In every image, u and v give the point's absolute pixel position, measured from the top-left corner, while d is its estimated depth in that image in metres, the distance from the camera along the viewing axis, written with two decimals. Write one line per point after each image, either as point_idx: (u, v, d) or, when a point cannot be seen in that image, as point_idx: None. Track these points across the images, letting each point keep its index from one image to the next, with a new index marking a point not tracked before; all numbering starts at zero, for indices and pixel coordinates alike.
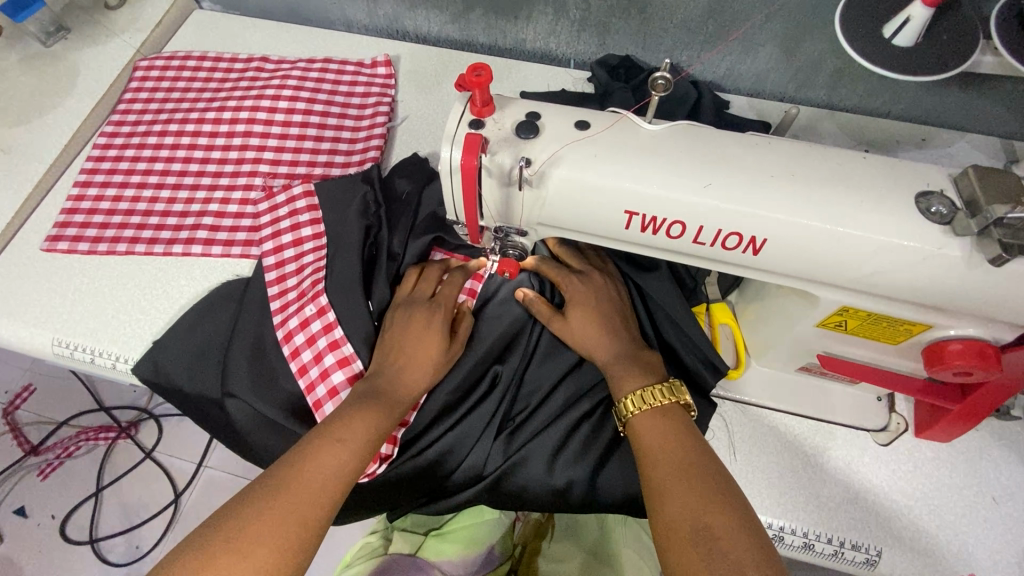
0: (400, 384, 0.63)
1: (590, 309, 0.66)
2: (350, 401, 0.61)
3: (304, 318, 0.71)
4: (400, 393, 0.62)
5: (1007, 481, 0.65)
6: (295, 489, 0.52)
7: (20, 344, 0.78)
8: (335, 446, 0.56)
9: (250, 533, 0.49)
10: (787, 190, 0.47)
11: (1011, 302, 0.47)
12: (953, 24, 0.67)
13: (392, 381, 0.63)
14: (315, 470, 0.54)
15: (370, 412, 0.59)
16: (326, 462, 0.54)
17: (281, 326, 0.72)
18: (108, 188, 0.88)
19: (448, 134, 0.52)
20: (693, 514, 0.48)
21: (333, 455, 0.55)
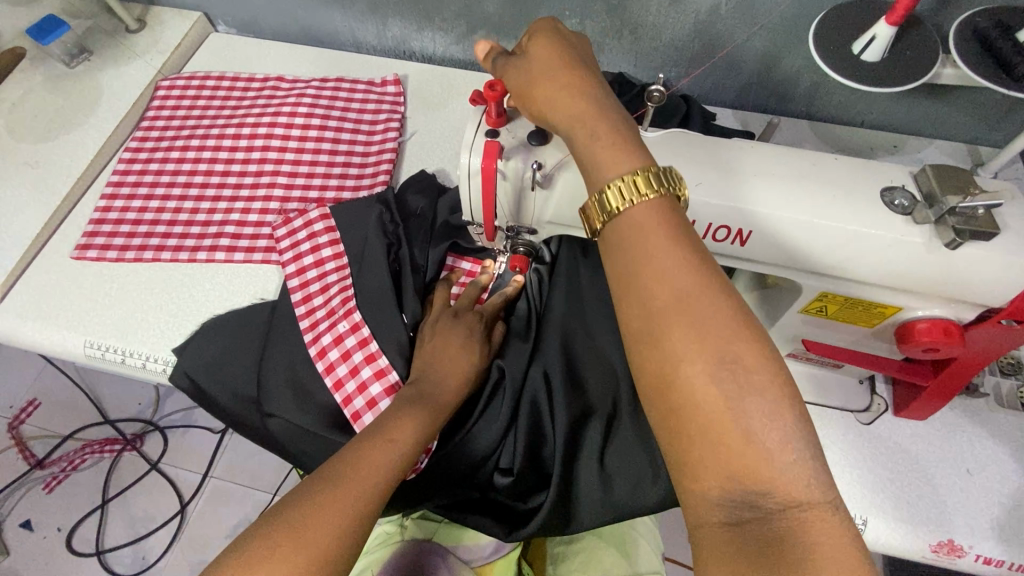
0: (443, 393, 0.67)
1: None
2: (399, 404, 0.64)
3: (338, 334, 0.76)
4: (442, 400, 0.66)
5: (980, 454, 0.71)
6: (353, 484, 0.54)
7: (52, 346, 0.82)
8: (385, 446, 0.59)
9: (303, 529, 0.49)
10: (768, 187, 0.54)
11: (968, 282, 0.53)
12: (915, 40, 0.74)
13: (434, 390, 0.67)
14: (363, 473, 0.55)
15: (415, 416, 0.63)
16: (378, 461, 0.57)
17: (313, 342, 0.77)
18: (134, 200, 0.93)
19: (466, 143, 0.58)
20: (707, 354, 0.39)
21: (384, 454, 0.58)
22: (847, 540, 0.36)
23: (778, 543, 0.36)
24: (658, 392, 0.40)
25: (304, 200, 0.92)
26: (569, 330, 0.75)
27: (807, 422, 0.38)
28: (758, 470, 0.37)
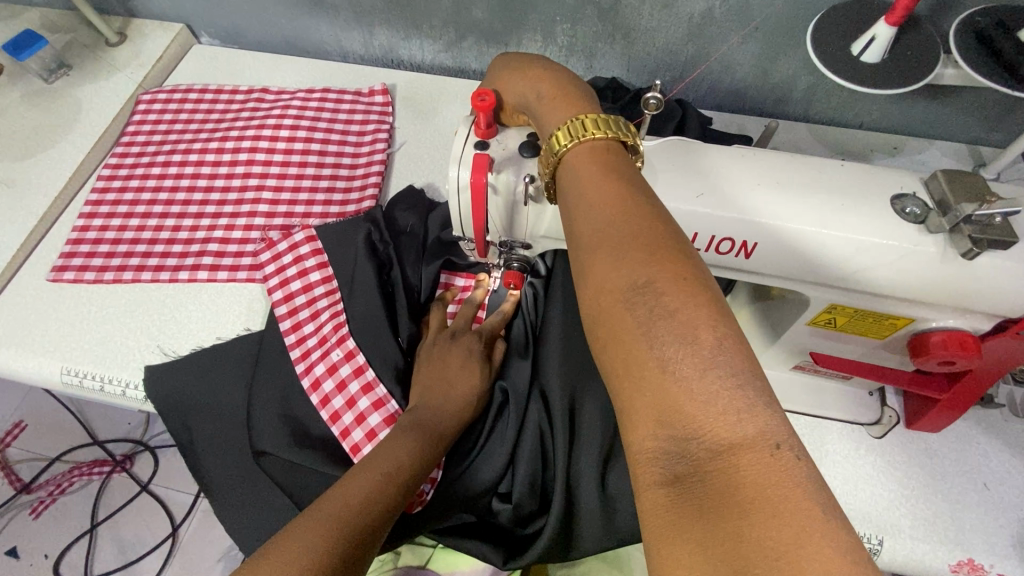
0: (443, 417, 0.64)
1: None
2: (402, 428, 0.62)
3: (332, 363, 0.73)
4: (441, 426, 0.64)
5: (996, 467, 0.69)
6: (348, 495, 0.51)
7: (27, 373, 0.79)
8: (381, 461, 0.57)
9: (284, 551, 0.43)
10: (773, 196, 0.51)
11: (984, 292, 0.50)
12: (916, 40, 0.72)
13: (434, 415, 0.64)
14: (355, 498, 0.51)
15: (413, 438, 0.60)
16: (373, 476, 0.54)
17: (307, 373, 0.74)
18: (113, 218, 0.90)
19: (455, 156, 0.55)
20: (619, 284, 0.36)
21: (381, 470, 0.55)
22: (804, 496, 0.28)
23: (723, 497, 0.29)
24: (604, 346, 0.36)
25: (289, 216, 0.89)
26: (568, 347, 0.72)
27: (745, 357, 0.32)
28: (683, 408, 0.31)
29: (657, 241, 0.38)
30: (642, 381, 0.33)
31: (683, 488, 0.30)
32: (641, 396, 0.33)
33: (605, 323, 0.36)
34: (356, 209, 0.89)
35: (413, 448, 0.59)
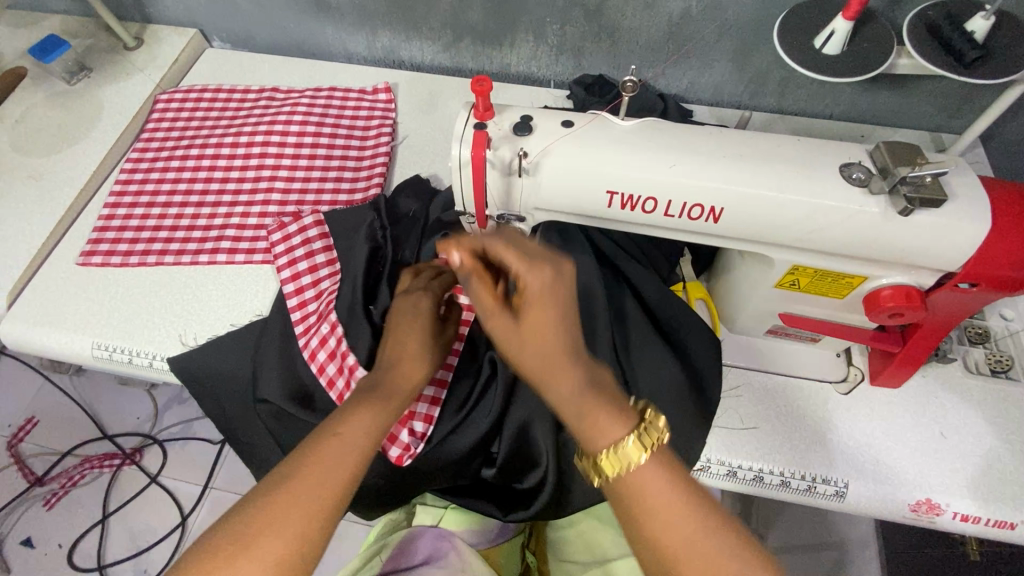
0: (398, 378, 0.62)
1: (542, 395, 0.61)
2: (353, 395, 0.60)
3: (322, 337, 0.78)
4: (395, 388, 0.62)
5: (952, 418, 0.75)
6: (299, 491, 0.51)
7: (59, 349, 0.85)
8: (332, 443, 0.54)
9: (261, 523, 0.49)
10: (737, 166, 0.58)
11: (925, 248, 0.57)
12: (871, 33, 0.79)
13: (384, 376, 0.62)
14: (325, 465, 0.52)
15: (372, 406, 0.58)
16: (329, 464, 0.53)
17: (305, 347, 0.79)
18: (136, 207, 0.97)
19: (456, 135, 0.62)
20: (563, 366, 0.52)
21: (337, 451, 0.54)
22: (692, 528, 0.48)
23: (636, 509, 0.50)
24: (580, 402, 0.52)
25: (300, 203, 0.96)
26: None
27: (650, 422, 0.51)
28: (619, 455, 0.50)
29: (599, 369, 0.55)
30: (619, 480, 0.50)
31: (641, 519, 0.49)
32: (611, 484, 0.51)
33: (582, 434, 0.52)
34: (362, 198, 0.96)
35: (371, 423, 0.57)
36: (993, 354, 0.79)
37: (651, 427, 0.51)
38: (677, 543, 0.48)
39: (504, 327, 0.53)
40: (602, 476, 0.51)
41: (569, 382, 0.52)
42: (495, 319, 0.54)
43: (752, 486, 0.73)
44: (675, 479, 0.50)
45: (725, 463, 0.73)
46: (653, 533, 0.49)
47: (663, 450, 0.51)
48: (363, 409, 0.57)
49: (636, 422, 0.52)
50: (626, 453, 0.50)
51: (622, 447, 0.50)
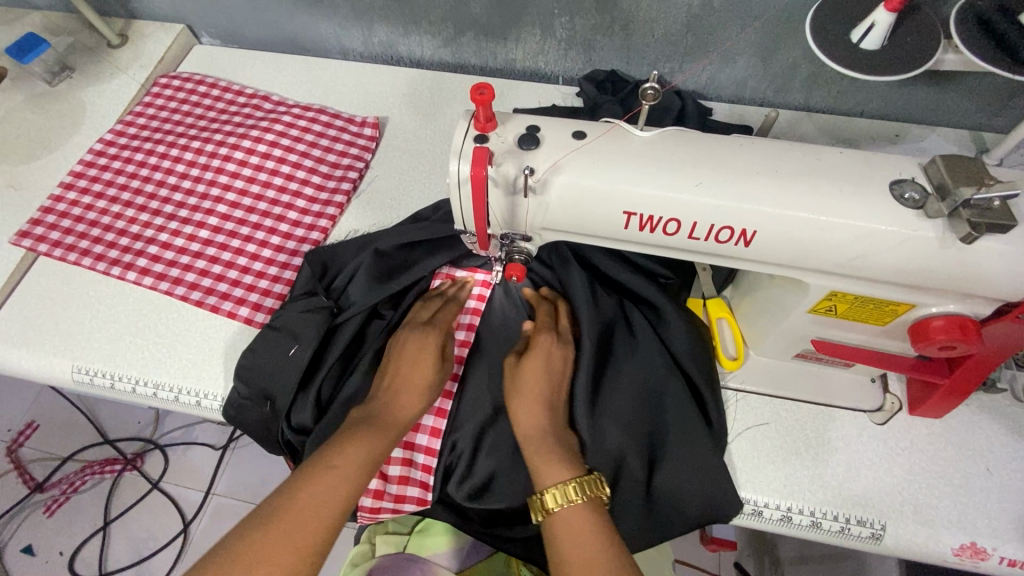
0: (392, 408, 0.66)
1: (541, 358, 0.67)
2: (348, 426, 0.64)
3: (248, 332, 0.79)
4: (389, 417, 0.65)
5: (999, 452, 0.69)
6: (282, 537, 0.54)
7: (38, 372, 0.80)
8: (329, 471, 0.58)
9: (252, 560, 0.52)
10: (772, 183, 0.51)
11: (987, 277, 0.50)
12: (913, 25, 0.72)
13: (381, 408, 0.66)
14: (311, 495, 0.57)
15: (360, 436, 0.62)
16: (323, 488, 0.57)
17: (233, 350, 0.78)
18: (104, 219, 0.90)
19: (455, 149, 0.56)
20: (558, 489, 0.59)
21: (328, 484, 0.58)
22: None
23: None
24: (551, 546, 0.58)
25: (256, 241, 0.88)
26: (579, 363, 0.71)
27: None
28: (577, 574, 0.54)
29: (569, 437, 0.65)
30: (554, 522, 0.58)
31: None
32: (550, 524, 0.59)
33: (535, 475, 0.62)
34: (342, 207, 0.91)
35: (365, 450, 0.61)
36: None
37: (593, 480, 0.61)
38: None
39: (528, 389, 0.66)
40: (545, 511, 0.59)
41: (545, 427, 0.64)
42: (535, 358, 0.67)
43: (779, 527, 0.68)
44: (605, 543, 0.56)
45: (749, 502, 0.67)
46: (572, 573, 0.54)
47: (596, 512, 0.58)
48: (364, 442, 0.62)
49: (577, 474, 0.61)
50: (568, 493, 0.59)
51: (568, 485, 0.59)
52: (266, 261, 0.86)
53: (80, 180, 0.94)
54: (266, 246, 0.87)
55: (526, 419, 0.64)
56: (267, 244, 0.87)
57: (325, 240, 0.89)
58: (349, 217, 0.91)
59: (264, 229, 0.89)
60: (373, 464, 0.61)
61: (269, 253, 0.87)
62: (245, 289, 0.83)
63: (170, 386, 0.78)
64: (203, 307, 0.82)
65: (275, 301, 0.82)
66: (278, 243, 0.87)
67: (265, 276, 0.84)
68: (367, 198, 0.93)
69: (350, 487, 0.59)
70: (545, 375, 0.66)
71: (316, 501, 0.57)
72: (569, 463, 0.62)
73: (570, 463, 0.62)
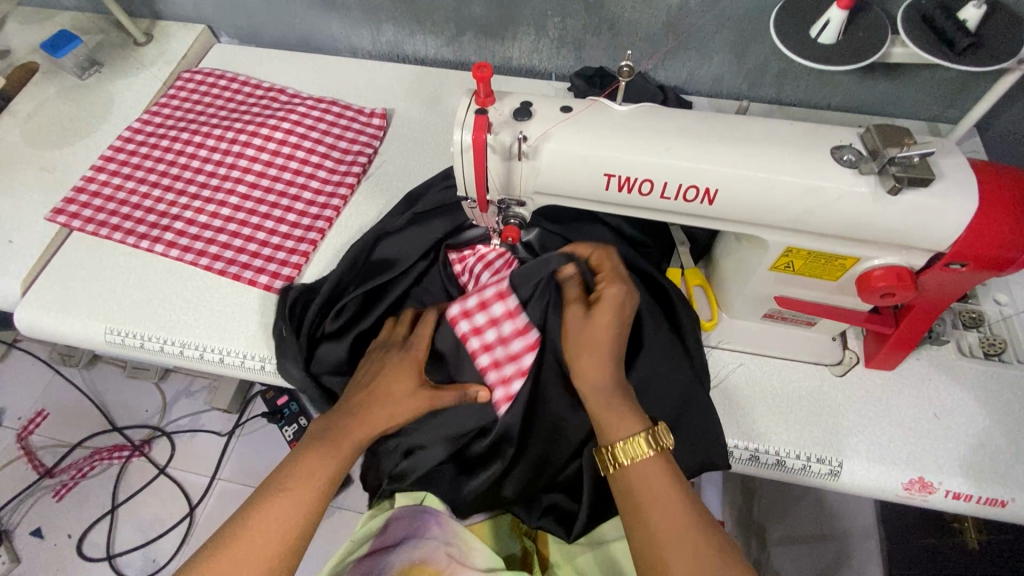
0: (351, 421, 0.69)
1: (605, 321, 0.67)
2: (303, 443, 0.69)
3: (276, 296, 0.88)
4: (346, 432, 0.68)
5: (946, 399, 0.77)
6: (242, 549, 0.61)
7: (73, 334, 0.87)
8: (283, 489, 0.64)
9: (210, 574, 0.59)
10: (731, 148, 0.60)
11: (916, 228, 0.58)
12: (864, 22, 0.81)
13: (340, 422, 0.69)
14: (267, 516, 0.63)
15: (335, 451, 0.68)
16: (272, 514, 0.63)
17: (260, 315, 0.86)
18: (133, 198, 0.98)
19: (458, 120, 0.64)
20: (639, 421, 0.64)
21: (281, 505, 0.63)
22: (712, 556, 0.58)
23: None
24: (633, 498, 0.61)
25: (274, 218, 0.96)
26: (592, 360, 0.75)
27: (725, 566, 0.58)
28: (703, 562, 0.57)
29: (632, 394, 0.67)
30: (628, 470, 0.62)
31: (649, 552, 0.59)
32: (620, 472, 0.63)
33: (606, 418, 0.64)
34: (352, 189, 0.99)
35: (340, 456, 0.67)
36: (986, 338, 0.80)
37: (658, 433, 0.63)
38: (663, 526, 0.59)
39: (602, 317, 0.66)
40: (617, 464, 0.63)
41: (606, 381, 0.65)
42: (593, 321, 0.66)
43: (749, 466, 0.75)
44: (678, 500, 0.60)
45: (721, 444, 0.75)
46: (652, 504, 0.60)
47: (665, 456, 0.63)
48: (313, 465, 0.66)
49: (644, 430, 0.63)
50: (634, 448, 0.62)
51: (636, 439, 0.62)
52: (284, 235, 0.94)
53: (110, 163, 1.02)
54: (284, 222, 0.95)
55: (598, 383, 0.65)
56: (284, 220, 0.95)
57: (337, 218, 0.97)
58: (359, 198, 0.99)
59: (281, 207, 0.97)
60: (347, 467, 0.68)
61: (286, 228, 0.94)
62: (264, 260, 0.91)
63: (196, 345, 0.85)
64: (225, 275, 0.90)
65: (292, 271, 0.89)
66: (294, 220, 0.95)
67: (282, 249, 0.92)
68: (375, 180, 1.01)
69: (302, 504, 0.64)
70: (607, 338, 0.66)
71: (297, 499, 0.64)
72: (634, 416, 0.64)
73: (635, 417, 0.64)
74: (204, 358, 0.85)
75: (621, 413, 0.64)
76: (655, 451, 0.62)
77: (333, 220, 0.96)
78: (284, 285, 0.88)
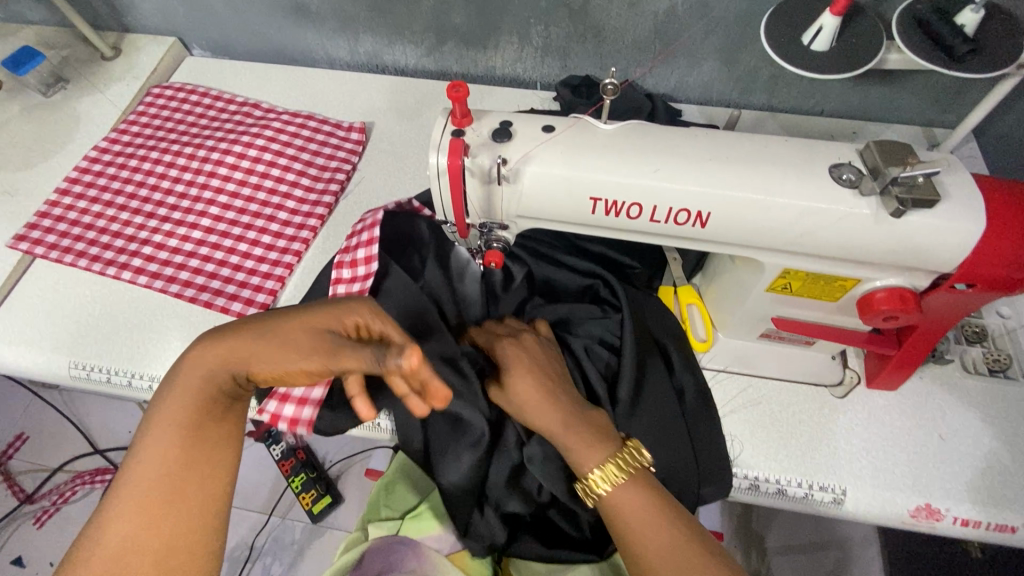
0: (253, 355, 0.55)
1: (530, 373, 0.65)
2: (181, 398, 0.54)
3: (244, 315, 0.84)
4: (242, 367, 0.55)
5: (951, 420, 0.74)
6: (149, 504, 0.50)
7: (37, 369, 0.83)
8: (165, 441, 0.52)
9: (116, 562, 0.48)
10: (723, 168, 0.56)
11: (921, 250, 0.55)
12: (857, 26, 0.78)
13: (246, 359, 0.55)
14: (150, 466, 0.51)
15: (204, 362, 0.55)
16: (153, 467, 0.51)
17: None
18: (99, 222, 0.94)
19: (434, 142, 0.60)
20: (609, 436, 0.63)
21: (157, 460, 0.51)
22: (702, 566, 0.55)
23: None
24: (611, 518, 0.59)
25: (247, 241, 0.91)
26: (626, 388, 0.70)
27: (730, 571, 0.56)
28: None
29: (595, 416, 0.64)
30: (607, 499, 0.59)
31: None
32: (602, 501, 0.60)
33: (572, 453, 0.61)
34: (330, 208, 0.95)
35: (209, 378, 0.55)
36: (991, 353, 0.78)
37: (628, 454, 0.61)
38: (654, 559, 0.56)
39: (520, 366, 0.65)
40: (595, 496, 0.60)
41: (555, 414, 0.62)
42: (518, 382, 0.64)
43: (749, 495, 0.72)
44: (669, 519, 0.58)
45: None
46: (641, 532, 0.57)
47: (644, 474, 0.60)
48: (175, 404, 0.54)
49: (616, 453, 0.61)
50: (609, 476, 0.59)
51: (608, 469, 0.59)
52: (258, 259, 0.90)
53: (75, 185, 0.98)
54: (258, 245, 0.91)
55: (547, 415, 0.63)
56: (259, 243, 0.91)
57: (314, 239, 0.93)
58: (338, 217, 0.95)
59: (255, 229, 0.93)
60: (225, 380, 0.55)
61: (261, 251, 0.90)
62: (238, 285, 0.87)
63: None
64: (196, 303, 0.85)
65: (266, 298, 0.85)
66: (269, 242, 0.91)
67: (256, 274, 0.88)
68: (354, 199, 0.97)
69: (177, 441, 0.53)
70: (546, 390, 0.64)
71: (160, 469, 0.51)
72: (601, 444, 0.61)
73: (601, 445, 0.61)
74: None
75: (597, 448, 0.61)
76: (627, 477, 0.59)
77: (310, 241, 0.92)
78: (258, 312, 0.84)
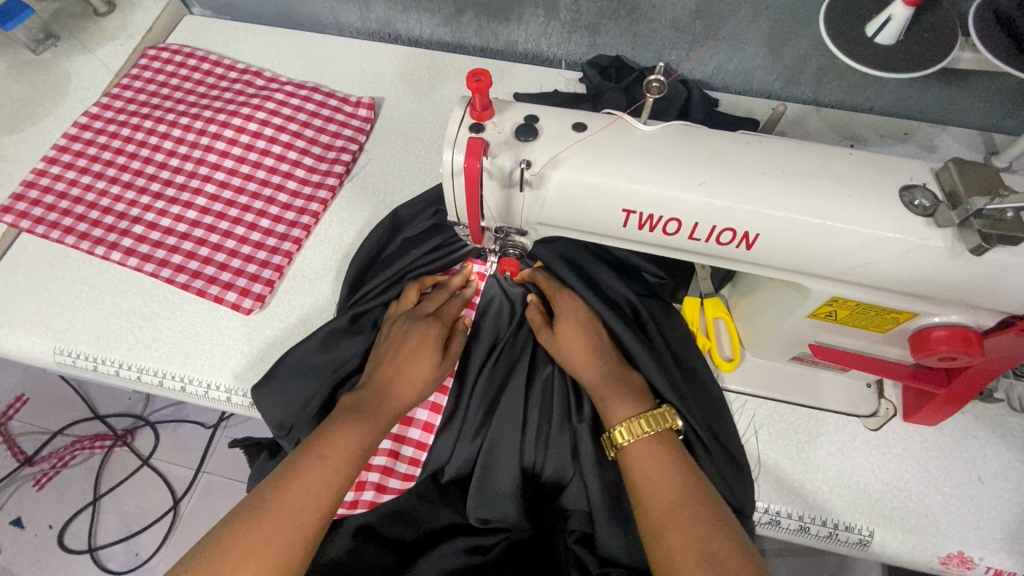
0: (388, 395, 0.63)
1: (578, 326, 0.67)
2: (340, 412, 0.61)
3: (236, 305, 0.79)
4: (385, 404, 0.63)
5: (992, 461, 0.68)
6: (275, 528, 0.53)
7: (19, 352, 0.79)
8: (319, 467, 0.56)
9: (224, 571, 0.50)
10: (777, 185, 0.49)
11: (995, 290, 0.49)
12: (930, 19, 0.69)
13: (374, 397, 0.63)
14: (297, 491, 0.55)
15: (351, 427, 0.59)
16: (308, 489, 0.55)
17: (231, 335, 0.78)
18: (88, 196, 0.88)
19: (449, 138, 0.53)
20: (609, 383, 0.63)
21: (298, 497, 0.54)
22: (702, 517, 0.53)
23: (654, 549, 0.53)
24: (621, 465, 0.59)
25: (243, 224, 0.85)
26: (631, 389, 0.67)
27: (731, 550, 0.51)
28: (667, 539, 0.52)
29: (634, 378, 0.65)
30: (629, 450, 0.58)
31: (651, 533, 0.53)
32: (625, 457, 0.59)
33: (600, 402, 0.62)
34: (334, 191, 0.88)
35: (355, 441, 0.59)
36: None
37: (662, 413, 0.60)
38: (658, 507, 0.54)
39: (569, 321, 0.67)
40: (617, 446, 0.59)
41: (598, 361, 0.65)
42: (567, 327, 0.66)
43: (768, 529, 0.67)
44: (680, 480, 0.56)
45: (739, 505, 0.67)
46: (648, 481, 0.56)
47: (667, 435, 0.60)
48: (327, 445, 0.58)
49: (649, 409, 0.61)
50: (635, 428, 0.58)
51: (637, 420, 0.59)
52: (255, 245, 0.83)
53: (64, 154, 0.92)
54: (256, 229, 0.85)
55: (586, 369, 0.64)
56: (257, 227, 0.85)
57: (316, 225, 0.86)
58: (341, 202, 0.88)
59: (253, 212, 0.86)
60: (365, 456, 0.59)
61: (258, 236, 0.84)
62: (233, 273, 0.81)
63: (155, 370, 0.76)
64: (189, 291, 0.80)
65: (263, 288, 0.80)
66: (268, 227, 0.85)
67: (253, 261, 0.82)
68: (360, 183, 0.90)
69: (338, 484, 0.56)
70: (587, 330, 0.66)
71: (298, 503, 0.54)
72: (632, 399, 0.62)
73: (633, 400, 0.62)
74: (163, 384, 0.76)
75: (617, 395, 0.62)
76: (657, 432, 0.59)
77: (311, 228, 0.86)
78: (254, 304, 0.79)
